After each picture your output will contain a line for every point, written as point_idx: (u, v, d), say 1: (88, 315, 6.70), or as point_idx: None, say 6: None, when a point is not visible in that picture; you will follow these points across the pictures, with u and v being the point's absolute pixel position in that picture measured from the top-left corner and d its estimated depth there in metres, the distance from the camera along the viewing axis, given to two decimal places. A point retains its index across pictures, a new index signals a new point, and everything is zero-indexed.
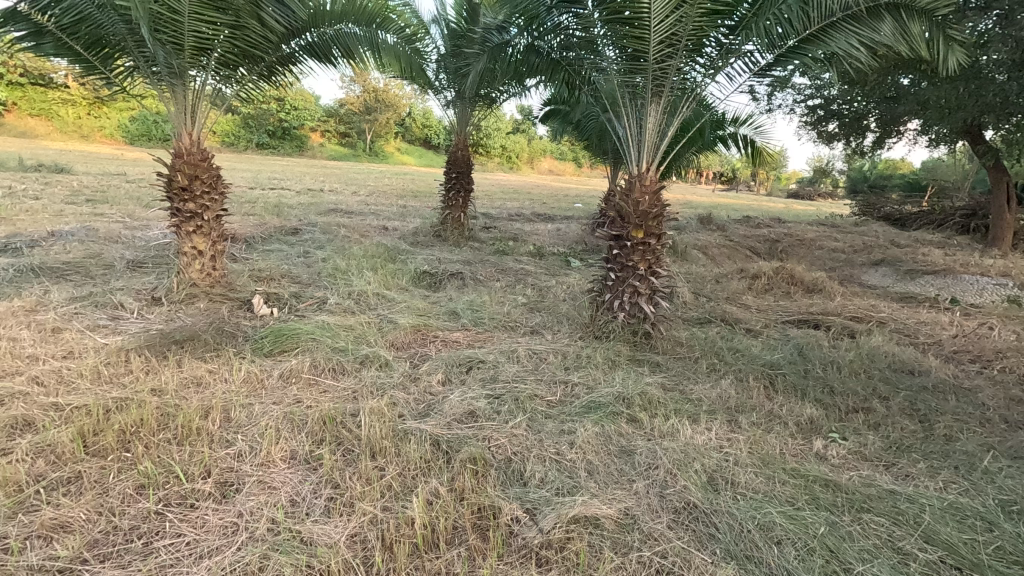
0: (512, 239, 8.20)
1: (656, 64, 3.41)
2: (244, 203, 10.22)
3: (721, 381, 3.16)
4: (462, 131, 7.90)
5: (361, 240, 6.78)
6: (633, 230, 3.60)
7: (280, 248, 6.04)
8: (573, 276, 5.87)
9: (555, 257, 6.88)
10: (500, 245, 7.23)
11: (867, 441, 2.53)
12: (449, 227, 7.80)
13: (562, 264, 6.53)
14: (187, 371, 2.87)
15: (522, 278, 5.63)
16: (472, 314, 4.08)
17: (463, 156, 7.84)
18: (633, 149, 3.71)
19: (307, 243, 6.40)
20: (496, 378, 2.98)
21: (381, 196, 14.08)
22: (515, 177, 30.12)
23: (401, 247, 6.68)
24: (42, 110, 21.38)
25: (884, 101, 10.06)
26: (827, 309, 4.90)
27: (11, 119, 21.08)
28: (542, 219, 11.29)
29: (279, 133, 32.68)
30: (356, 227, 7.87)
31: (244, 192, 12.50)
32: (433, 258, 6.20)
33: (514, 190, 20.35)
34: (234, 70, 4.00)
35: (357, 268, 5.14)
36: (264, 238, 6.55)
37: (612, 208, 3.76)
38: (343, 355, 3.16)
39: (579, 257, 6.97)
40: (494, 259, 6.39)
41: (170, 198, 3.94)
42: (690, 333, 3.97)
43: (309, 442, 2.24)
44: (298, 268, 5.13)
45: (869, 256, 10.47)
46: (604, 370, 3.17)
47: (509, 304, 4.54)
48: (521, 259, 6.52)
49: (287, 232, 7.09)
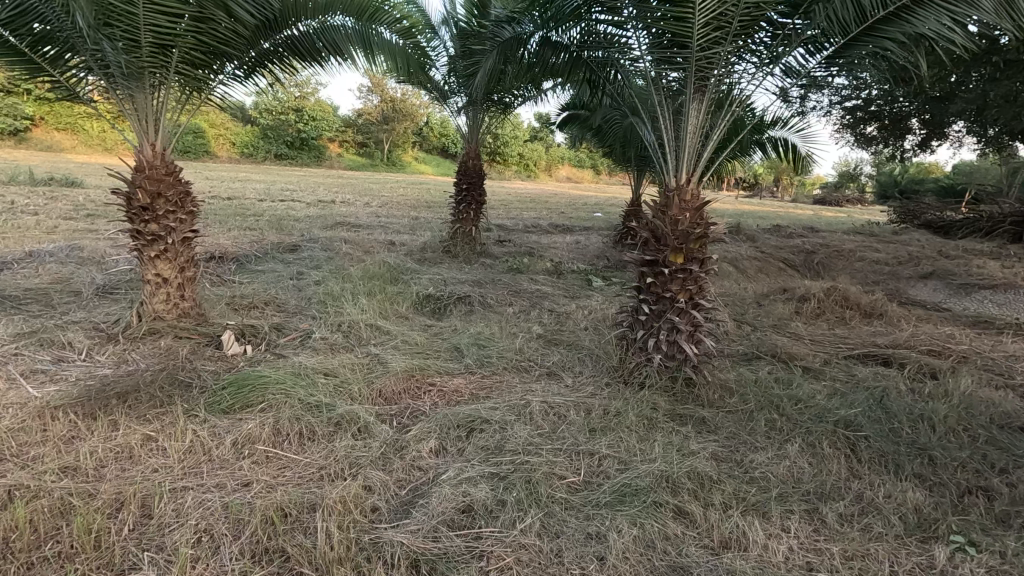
0: (527, 254, 7.61)
1: (699, 53, 2.77)
2: (249, 217, 9.81)
3: (788, 447, 2.50)
4: (473, 140, 7.35)
5: (363, 258, 6.24)
6: (671, 254, 2.97)
7: (272, 270, 5.52)
8: (595, 299, 5.23)
9: (574, 275, 6.25)
10: (514, 262, 6.64)
11: (1007, 550, 1.86)
12: (459, 242, 7.22)
13: (583, 283, 5.90)
14: (118, 437, 2.31)
15: (537, 302, 5.02)
16: (477, 352, 3.48)
17: (475, 167, 7.30)
18: (670, 156, 3.07)
19: (304, 263, 5.88)
20: (503, 447, 2.36)
21: (394, 207, 13.63)
22: (533, 185, 29.62)
23: (407, 266, 6.13)
24: (69, 124, 21.70)
25: (932, 101, 9.21)
26: (895, 339, 4.18)
27: (39, 134, 21.49)
28: (561, 230, 10.68)
29: (298, 142, 32.82)
30: (361, 242, 7.35)
31: (253, 205, 12.15)
32: (439, 279, 5.62)
33: (532, 199, 19.80)
34: (204, 71, 3.46)
35: (352, 292, 4.58)
36: (258, 257, 6.05)
37: (645, 227, 3.13)
38: (315, 413, 2.57)
39: (602, 276, 6.32)
40: (507, 278, 5.79)
41: (129, 218, 3.41)
42: (739, 375, 3.31)
43: (243, 561, 1.66)
44: (287, 293, 4.59)
45: (917, 268, 9.63)
46: (639, 433, 2.53)
47: (522, 337, 3.92)
48: (536, 279, 5.90)
49: (284, 249, 6.59)
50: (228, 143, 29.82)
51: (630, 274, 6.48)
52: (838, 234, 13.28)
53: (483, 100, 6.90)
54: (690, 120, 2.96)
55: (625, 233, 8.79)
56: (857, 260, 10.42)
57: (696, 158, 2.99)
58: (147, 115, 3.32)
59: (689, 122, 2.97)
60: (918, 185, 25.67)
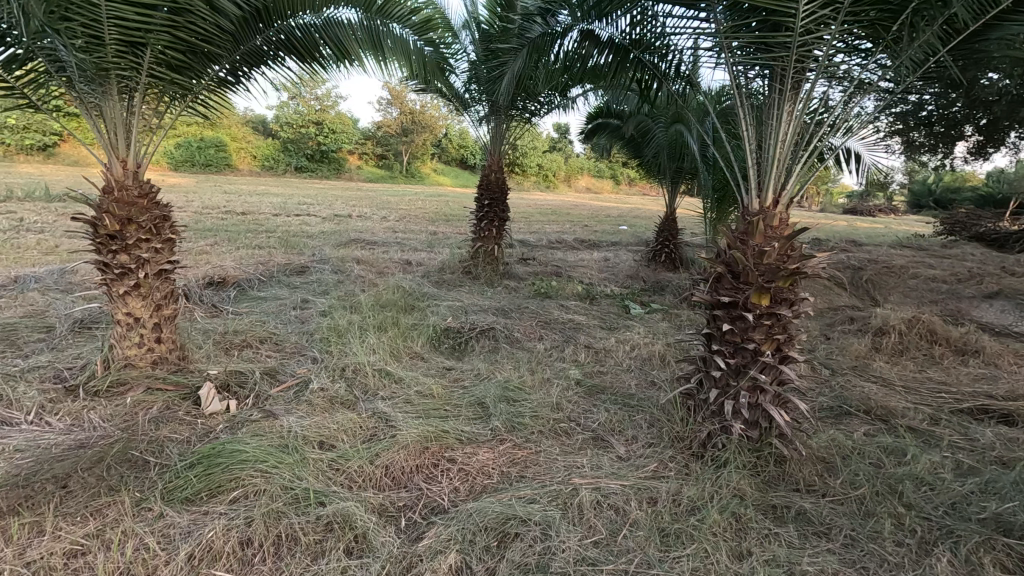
0: (554, 274, 7.00)
1: (803, 38, 2.14)
2: (261, 235, 9.42)
3: (937, 566, 1.82)
4: (496, 151, 6.78)
5: (375, 282, 5.71)
6: (754, 295, 2.34)
7: (275, 297, 4.99)
8: (638, 332, 4.58)
9: (608, 300, 5.62)
10: (541, 284, 6.02)
11: None
12: (481, 262, 6.64)
13: (619, 310, 5.27)
14: (37, 550, 1.73)
15: (571, 335, 4.40)
16: (506, 409, 2.86)
17: (498, 181, 6.70)
18: (755, 171, 2.44)
19: (311, 288, 5.35)
20: (548, 569, 1.74)
21: (411, 222, 13.20)
22: (552, 197, 29.13)
23: (424, 290, 5.57)
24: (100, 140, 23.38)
25: (996, 107, 8.42)
26: (1006, 387, 3.46)
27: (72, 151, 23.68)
28: (587, 246, 10.06)
29: (318, 155, 32.93)
30: (374, 263, 6.83)
31: (268, 221, 11.79)
32: (459, 307, 5.03)
33: (553, 211, 19.29)
34: (184, 74, 2.93)
35: (360, 325, 4.02)
36: (262, 282, 5.54)
37: (719, 259, 2.49)
38: (302, 508, 1.98)
39: (640, 301, 5.68)
40: (535, 306, 5.18)
41: (96, 248, 2.88)
42: (836, 442, 2.64)
43: None
44: (287, 328, 4.04)
45: (979, 287, 8.78)
46: (730, 544, 1.88)
47: (557, 385, 3.29)
48: (567, 306, 5.28)
49: (291, 271, 6.09)
50: (249, 156, 30.05)
51: (670, 298, 5.83)
52: (882, 249, 12.42)
53: (507, 108, 6.37)
54: (780, 124, 2.35)
55: (659, 251, 8.14)
56: (911, 277, 9.60)
57: (785, 172, 2.37)
58: (117, 125, 2.80)
59: (777, 127, 2.35)
60: (956, 195, 24.59)
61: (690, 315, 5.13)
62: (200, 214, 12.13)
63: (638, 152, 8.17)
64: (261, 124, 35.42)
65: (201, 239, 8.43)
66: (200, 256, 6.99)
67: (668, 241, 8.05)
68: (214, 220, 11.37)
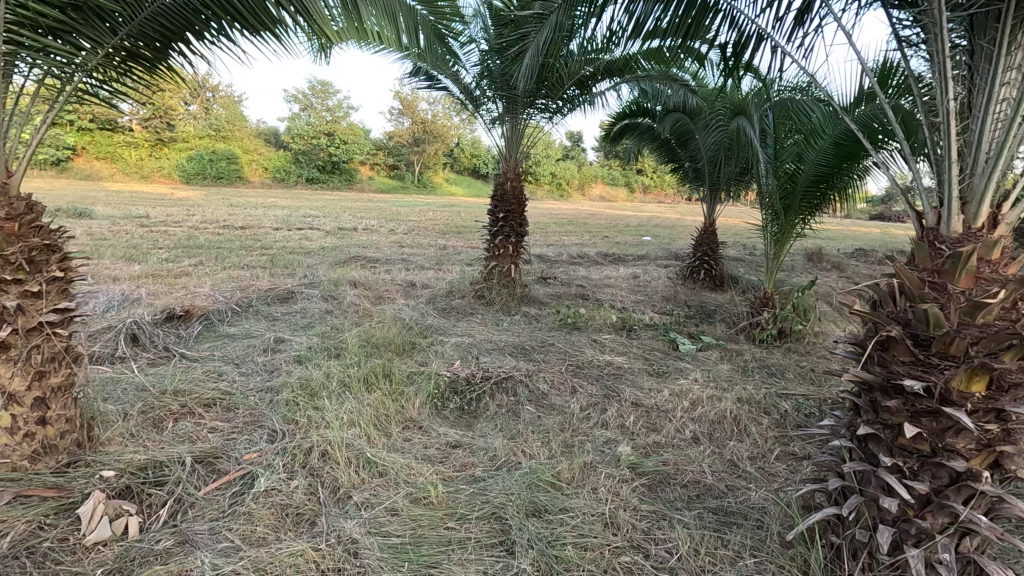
0: (579, 297, 6.08)
1: None
2: (254, 253, 8.62)
3: None
4: (512, 156, 5.89)
5: (371, 312, 4.82)
6: (962, 379, 1.38)
7: (247, 335, 4.11)
8: (695, 379, 3.61)
9: (648, 332, 4.65)
10: (566, 312, 5.09)
11: None
12: (495, 284, 5.72)
13: (664, 346, 4.32)
14: None
15: (609, 384, 3.46)
16: (536, 533, 1.93)
17: (515, 190, 5.76)
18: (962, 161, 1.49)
19: (292, 322, 4.48)
20: None
21: (419, 235, 12.37)
22: (568, 206, 28.25)
23: (427, 322, 4.66)
24: (108, 152, 24.12)
25: None
26: None
27: (82, 164, 24.22)
28: (612, 261, 9.11)
29: (329, 167, 32.44)
30: (373, 286, 5.94)
31: (267, 236, 11.03)
32: (469, 345, 4.10)
33: (569, 220, 18.43)
34: (65, 36, 2.06)
35: (340, 380, 3.11)
36: (235, 313, 4.67)
37: (886, 314, 1.52)
38: None
39: (686, 333, 4.70)
40: (563, 341, 4.25)
41: None
42: None
43: None
44: (248, 383, 3.14)
45: None
46: None
47: (606, 477, 2.34)
48: (600, 340, 4.32)
49: (274, 296, 5.23)
50: (260, 168, 29.88)
51: (723, 327, 4.86)
52: None
53: (525, 100, 5.52)
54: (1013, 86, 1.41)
55: (697, 267, 7.17)
56: None
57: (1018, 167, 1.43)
58: None
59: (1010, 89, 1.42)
60: None
61: (754, 352, 4.15)
62: (196, 229, 11.44)
63: (672, 155, 7.25)
64: (272, 136, 35.20)
65: (186, 258, 7.67)
66: (177, 280, 6.18)
67: (707, 256, 7.08)
68: (209, 235, 10.64)
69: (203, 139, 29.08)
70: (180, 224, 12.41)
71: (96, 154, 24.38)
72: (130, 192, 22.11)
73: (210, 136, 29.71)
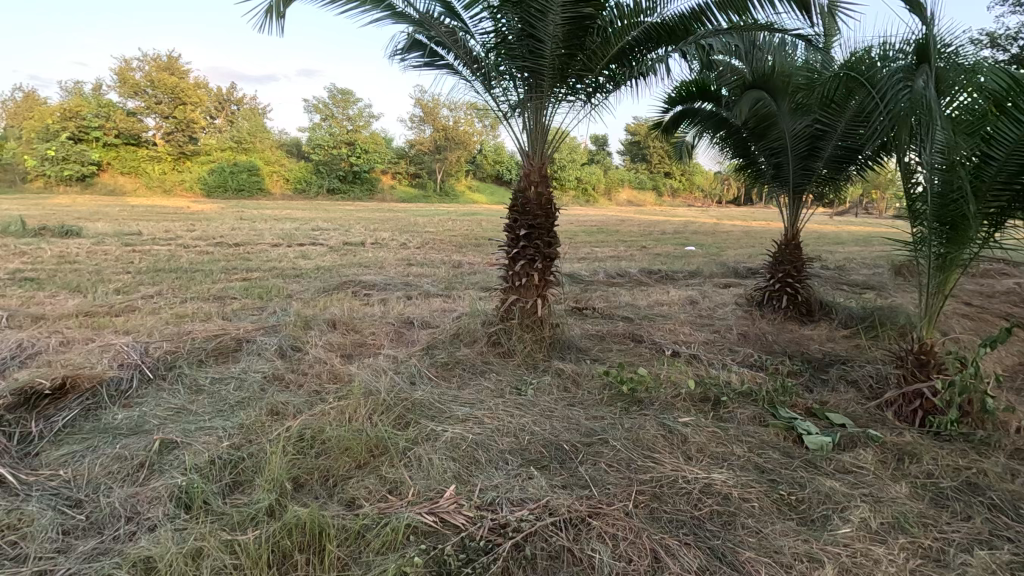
0: (629, 339, 4.54)
1: None
2: (233, 278, 7.29)
3: None
4: (539, 152, 4.26)
5: (337, 379, 3.36)
6: None
7: (135, 429, 2.66)
8: (867, 525, 2.04)
9: (747, 408, 3.08)
10: (617, 371, 3.54)
11: None
12: (516, 327, 4.20)
13: (780, 439, 2.74)
14: None
15: (719, 545, 1.92)
16: None
17: (541, 198, 4.18)
18: None
19: (216, 403, 3.03)
20: None
21: (433, 250, 11.00)
22: (597, 212, 26.65)
23: (416, 392, 3.18)
24: (132, 168, 25.64)
25: None
26: None
27: (107, 179, 25.18)
28: (658, 280, 7.51)
29: (351, 176, 31.15)
30: (355, 330, 4.52)
31: (260, 254, 9.76)
32: (473, 445, 2.61)
33: (600, 229, 16.82)
34: None
35: (220, 568, 1.67)
36: (143, 385, 3.25)
37: None
38: None
39: (803, 409, 3.13)
40: (619, 435, 2.71)
41: None
42: None
43: None
44: (54, 569, 1.70)
45: None
46: None
47: None
48: (677, 430, 2.77)
49: (213, 350, 3.81)
50: (282, 180, 29.18)
51: (854, 397, 3.26)
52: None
53: (554, 75, 4.07)
54: None
55: (777, 292, 5.57)
56: None
57: None
58: None
59: None
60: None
61: (933, 453, 2.55)
62: (185, 248, 10.30)
63: (742, 148, 5.65)
64: (292, 147, 34.65)
65: (145, 288, 6.36)
66: (111, 321, 4.85)
67: (791, 277, 5.51)
68: (195, 255, 9.42)
69: (224, 151, 28.68)
70: (171, 241, 11.27)
71: (121, 169, 25.58)
72: (148, 205, 21.78)
73: (231, 148, 29.32)
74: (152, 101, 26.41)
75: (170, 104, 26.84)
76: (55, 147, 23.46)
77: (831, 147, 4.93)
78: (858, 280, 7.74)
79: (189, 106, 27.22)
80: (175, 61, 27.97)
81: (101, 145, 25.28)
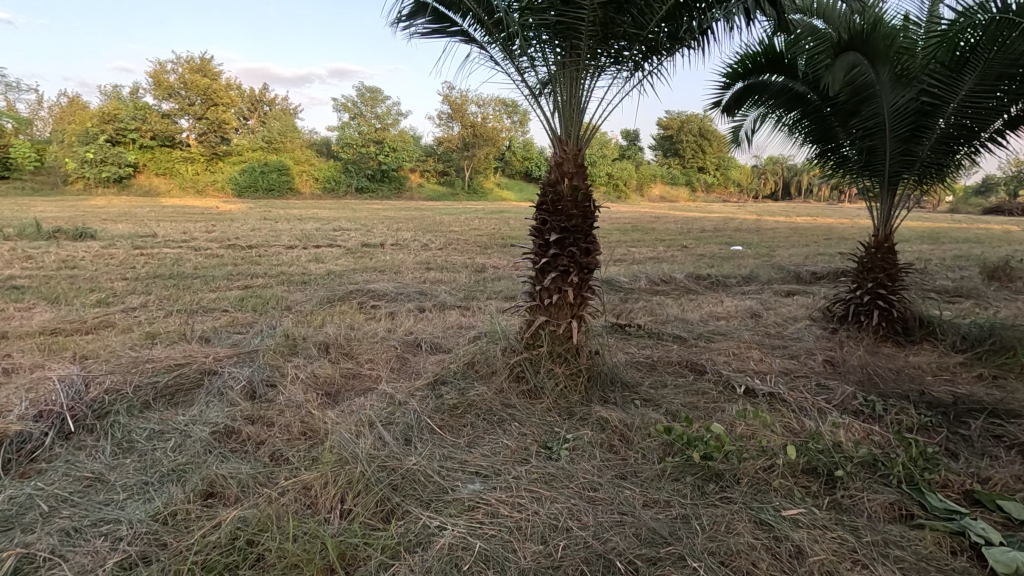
0: (687, 369, 3.63)
1: None
2: (233, 285, 6.63)
3: None
4: (574, 137, 3.34)
5: (308, 436, 2.55)
6: None
7: (7, 522, 1.90)
8: None
9: (879, 492, 2.14)
10: (682, 425, 2.63)
11: None
12: (544, 357, 3.33)
13: (945, 552, 1.81)
14: None
15: None
16: None
17: (577, 193, 3.26)
18: None
19: (141, 473, 2.25)
20: None
21: (456, 252, 10.19)
22: (632, 209, 25.45)
23: (408, 458, 2.35)
24: (166, 169, 25.73)
25: None
26: None
27: (143, 181, 25.34)
28: (710, 287, 6.52)
29: (378, 175, 30.45)
30: (350, 356, 3.72)
31: (270, 257, 9.12)
32: (481, 562, 1.75)
33: (636, 228, 15.71)
34: None
35: None
36: (58, 441, 2.50)
37: None
38: None
39: (959, 493, 2.17)
40: (699, 545, 1.81)
41: None
42: None
43: None
44: None
45: None
46: None
47: None
48: (784, 535, 1.86)
49: (167, 387, 3.06)
50: (311, 180, 28.91)
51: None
52: None
53: (593, 33, 3.17)
54: None
55: (866, 306, 4.58)
56: None
57: None
58: None
59: None
60: None
61: None
62: (197, 251, 9.76)
63: (822, 131, 4.64)
64: (321, 146, 34.43)
65: (134, 298, 5.73)
66: (74, 341, 4.17)
67: (883, 287, 4.53)
68: (203, 258, 8.84)
69: (255, 151, 28.54)
70: (185, 243, 10.79)
71: (156, 170, 25.71)
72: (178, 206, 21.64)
73: (261, 148, 29.17)
74: (185, 103, 26.14)
75: (203, 105, 26.40)
76: (94, 149, 23.61)
77: (942, 127, 3.89)
78: (945, 285, 6.60)
79: (221, 107, 27.00)
80: (207, 62, 27.73)
81: (136, 146, 25.40)
